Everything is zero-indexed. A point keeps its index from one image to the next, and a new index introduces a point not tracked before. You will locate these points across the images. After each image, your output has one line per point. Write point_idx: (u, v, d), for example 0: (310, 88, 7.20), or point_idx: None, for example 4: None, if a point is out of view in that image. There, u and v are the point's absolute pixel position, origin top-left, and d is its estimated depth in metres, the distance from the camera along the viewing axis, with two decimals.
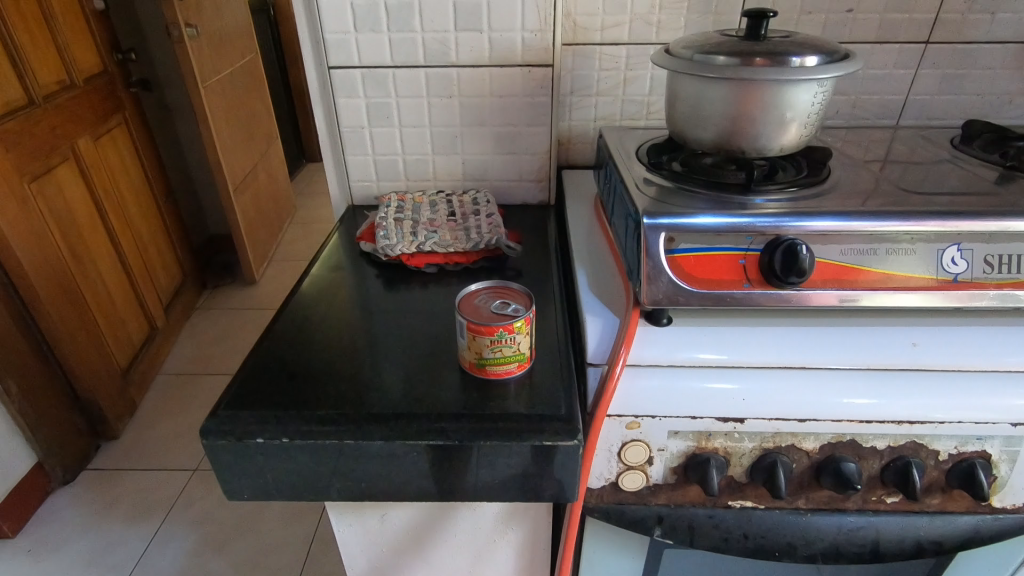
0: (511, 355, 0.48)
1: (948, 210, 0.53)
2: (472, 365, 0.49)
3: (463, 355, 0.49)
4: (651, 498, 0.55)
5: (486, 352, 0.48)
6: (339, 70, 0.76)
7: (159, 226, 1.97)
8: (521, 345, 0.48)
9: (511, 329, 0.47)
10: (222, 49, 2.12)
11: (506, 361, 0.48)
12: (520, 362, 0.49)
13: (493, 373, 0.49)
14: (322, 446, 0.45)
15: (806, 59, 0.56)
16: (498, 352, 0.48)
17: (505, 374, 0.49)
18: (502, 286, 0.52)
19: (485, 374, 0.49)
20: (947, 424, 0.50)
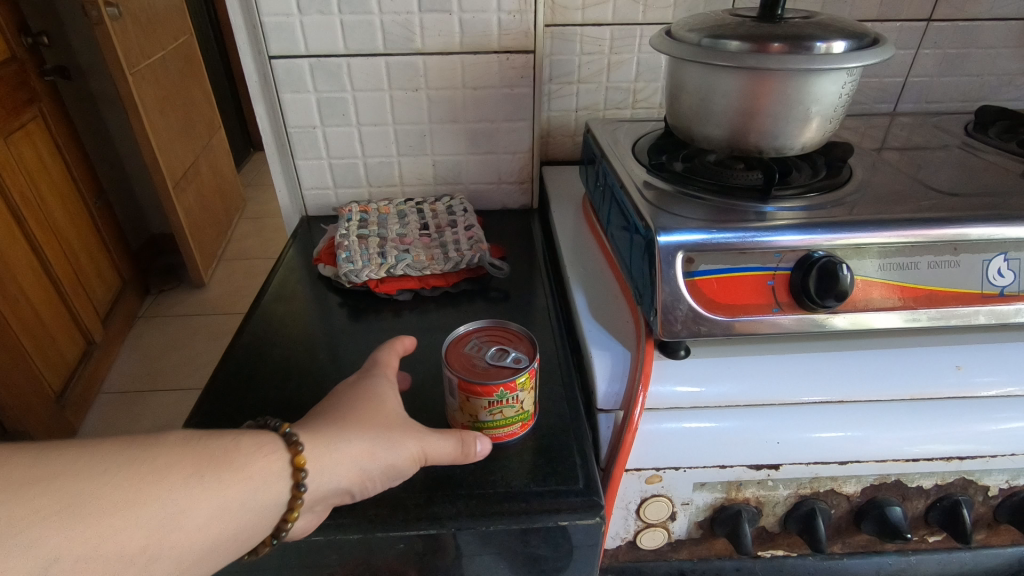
0: (513, 416, 0.41)
1: (994, 215, 0.47)
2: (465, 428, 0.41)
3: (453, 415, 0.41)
4: (672, 553, 0.49)
5: (483, 415, 0.40)
6: (283, 61, 0.64)
7: (90, 230, 1.79)
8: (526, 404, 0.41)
9: (515, 387, 0.39)
10: (151, 30, 1.92)
11: (507, 423, 0.41)
12: (524, 422, 0.42)
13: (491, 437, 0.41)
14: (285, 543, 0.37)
15: (834, 44, 0.48)
16: (498, 414, 0.40)
17: (506, 437, 0.41)
18: (503, 329, 0.43)
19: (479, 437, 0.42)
20: (999, 458, 0.45)
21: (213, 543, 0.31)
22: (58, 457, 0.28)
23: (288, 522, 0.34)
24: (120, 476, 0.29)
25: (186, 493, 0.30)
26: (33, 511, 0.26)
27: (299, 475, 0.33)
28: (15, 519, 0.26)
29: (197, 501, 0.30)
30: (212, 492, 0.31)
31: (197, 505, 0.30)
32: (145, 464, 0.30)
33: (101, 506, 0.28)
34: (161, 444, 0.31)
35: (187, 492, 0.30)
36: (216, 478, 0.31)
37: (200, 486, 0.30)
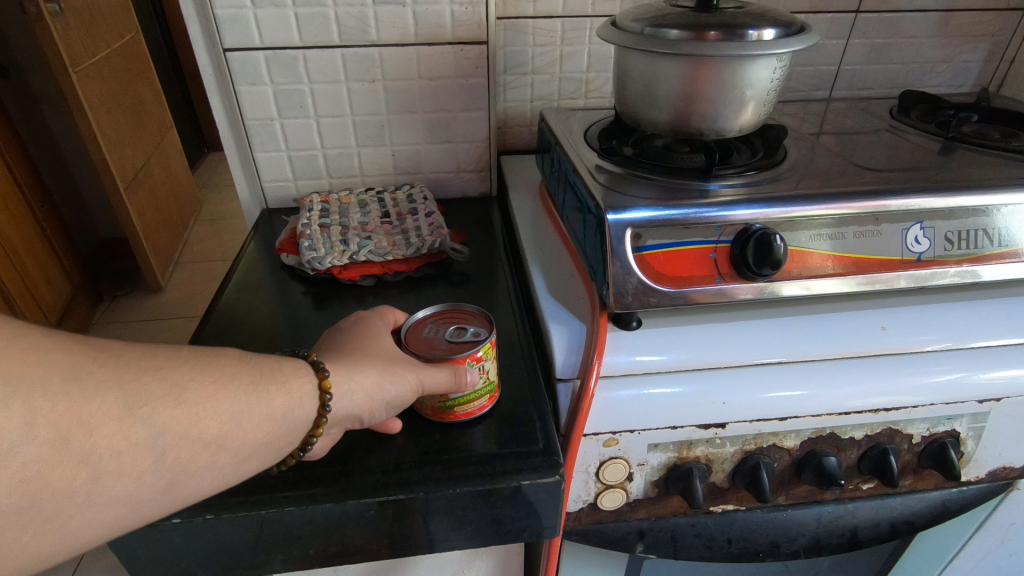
0: (479, 389, 0.43)
1: (910, 189, 0.51)
2: (436, 410, 0.43)
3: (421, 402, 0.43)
4: (631, 513, 0.52)
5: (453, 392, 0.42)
6: (238, 53, 0.65)
7: (36, 234, 1.73)
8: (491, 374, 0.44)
9: (479, 357, 0.42)
10: (95, 27, 1.86)
11: (475, 398, 0.43)
12: (491, 394, 0.44)
13: (462, 414, 0.43)
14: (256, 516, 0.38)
15: (765, 31, 0.52)
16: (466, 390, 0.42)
17: (476, 412, 0.44)
18: (456, 310, 0.47)
19: (450, 418, 0.43)
20: (920, 408, 0.50)
21: (257, 445, 0.34)
22: (153, 355, 0.31)
23: (313, 438, 0.37)
24: (202, 375, 0.32)
25: (254, 393, 0.34)
26: (144, 394, 0.30)
27: (326, 396, 0.37)
28: (133, 397, 0.29)
29: (260, 402, 0.34)
30: (273, 394, 0.35)
31: (257, 407, 0.34)
32: (219, 368, 0.33)
33: (195, 397, 0.31)
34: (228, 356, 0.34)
35: (256, 392, 0.34)
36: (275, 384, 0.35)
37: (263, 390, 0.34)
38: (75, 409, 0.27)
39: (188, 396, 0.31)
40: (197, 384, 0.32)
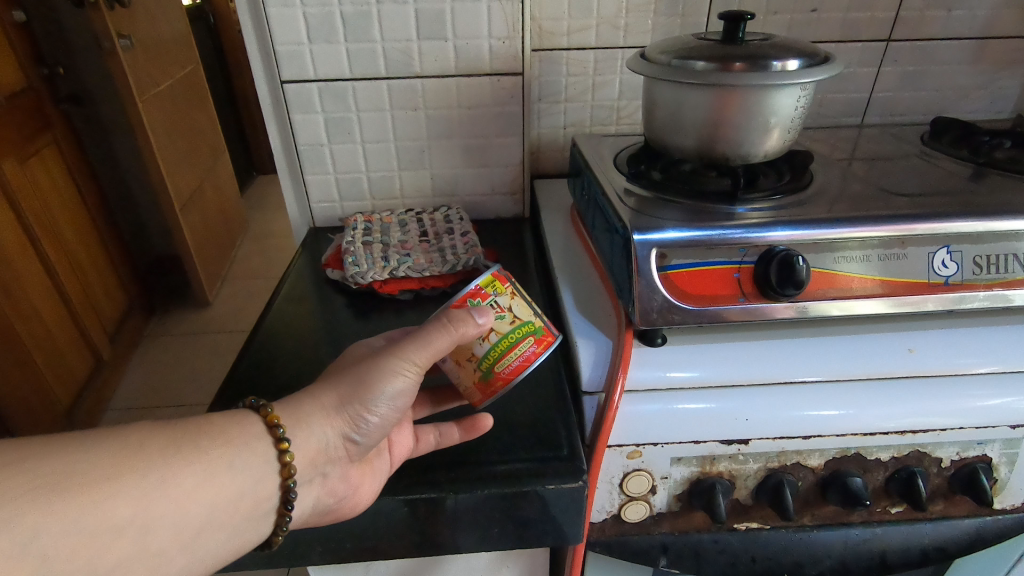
0: (507, 339, 0.44)
1: (936, 213, 0.52)
2: (482, 382, 0.45)
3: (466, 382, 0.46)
4: (655, 527, 0.53)
5: (480, 348, 0.44)
6: (294, 85, 0.70)
7: (99, 251, 1.85)
8: (508, 324, 0.44)
9: (480, 294, 0.45)
10: (160, 60, 2.00)
11: (507, 349, 0.44)
12: (525, 341, 0.45)
13: (508, 372, 0.45)
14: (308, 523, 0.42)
15: (788, 62, 0.54)
16: (490, 343, 0.44)
17: (519, 365, 0.45)
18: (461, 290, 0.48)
19: (495, 389, 0.45)
20: (949, 431, 0.50)
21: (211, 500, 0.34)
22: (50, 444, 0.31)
23: (290, 481, 0.38)
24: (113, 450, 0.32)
25: (189, 454, 0.34)
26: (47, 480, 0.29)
27: (276, 429, 0.37)
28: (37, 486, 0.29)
29: (199, 461, 0.34)
30: (213, 450, 0.35)
31: (198, 464, 0.34)
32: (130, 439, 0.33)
33: (131, 461, 0.32)
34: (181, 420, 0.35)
35: (187, 452, 0.34)
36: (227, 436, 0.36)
37: (200, 451, 0.34)
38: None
39: (123, 463, 0.32)
40: (128, 454, 0.32)
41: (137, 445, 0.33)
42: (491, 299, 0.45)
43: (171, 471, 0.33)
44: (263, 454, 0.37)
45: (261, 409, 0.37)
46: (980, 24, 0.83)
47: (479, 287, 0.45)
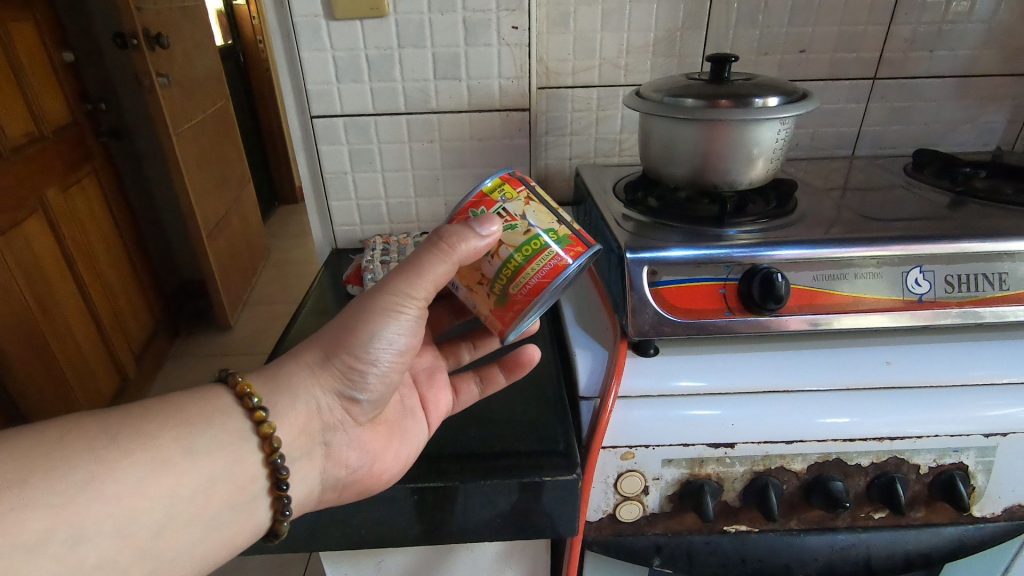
0: (521, 255, 0.45)
1: (909, 236, 0.56)
2: (501, 306, 0.46)
3: (485, 310, 0.47)
4: (649, 527, 0.56)
5: (495, 264, 0.46)
6: (322, 119, 0.77)
7: (129, 275, 1.94)
8: (519, 234, 0.45)
9: (489, 203, 0.47)
10: (193, 96, 2.13)
11: (522, 266, 0.45)
12: (542, 254, 0.45)
13: (525, 291, 0.45)
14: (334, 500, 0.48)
15: (768, 99, 0.60)
16: (505, 261, 0.45)
17: (534, 283, 0.45)
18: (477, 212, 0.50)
19: (512, 314, 0.46)
20: (925, 438, 0.53)
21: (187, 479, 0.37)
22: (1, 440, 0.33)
23: (273, 454, 0.41)
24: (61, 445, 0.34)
25: (128, 445, 0.35)
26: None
27: (248, 397, 0.41)
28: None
29: (140, 451, 0.36)
30: (158, 436, 0.37)
31: (142, 454, 0.36)
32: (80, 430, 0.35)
33: (60, 466, 0.33)
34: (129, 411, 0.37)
35: (126, 444, 0.35)
36: (175, 422, 0.38)
37: (144, 439, 0.36)
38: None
39: (48, 468, 0.33)
40: (54, 456, 0.33)
41: (64, 445, 0.34)
42: (498, 207, 0.46)
43: (106, 466, 0.34)
44: (237, 428, 0.40)
45: (229, 379, 0.41)
46: (962, 63, 0.87)
47: (484, 196, 0.47)
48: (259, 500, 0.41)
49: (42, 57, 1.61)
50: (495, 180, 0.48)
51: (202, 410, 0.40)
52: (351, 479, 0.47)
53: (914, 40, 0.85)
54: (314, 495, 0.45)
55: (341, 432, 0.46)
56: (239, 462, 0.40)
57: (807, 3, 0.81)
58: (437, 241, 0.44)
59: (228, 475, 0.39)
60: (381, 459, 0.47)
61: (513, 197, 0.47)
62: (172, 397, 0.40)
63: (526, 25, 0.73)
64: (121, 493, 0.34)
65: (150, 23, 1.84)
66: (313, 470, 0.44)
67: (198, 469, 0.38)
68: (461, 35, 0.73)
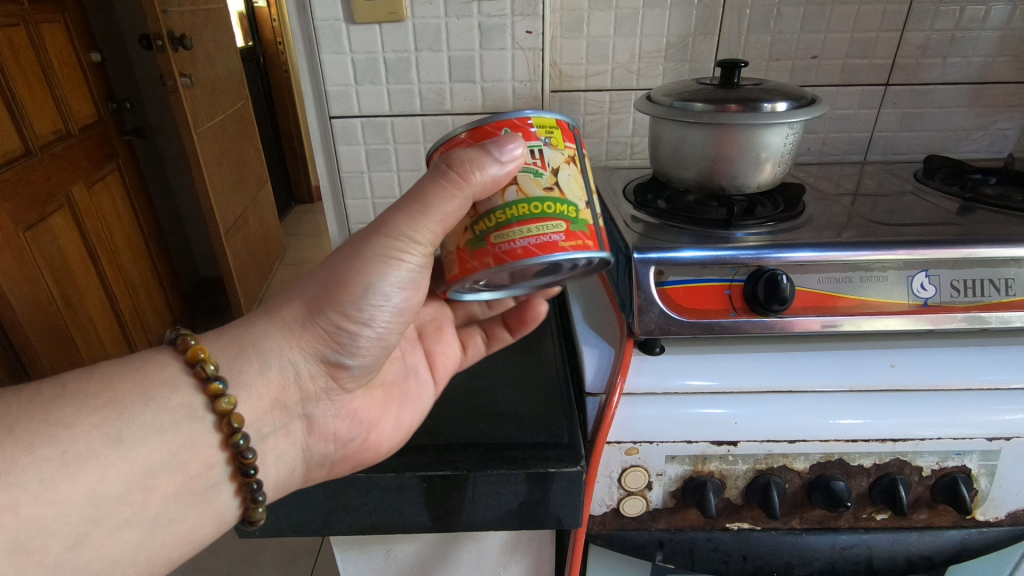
0: (529, 209, 0.42)
1: (917, 240, 0.56)
2: (470, 248, 0.44)
3: (457, 245, 0.45)
4: (651, 523, 0.58)
5: (495, 206, 0.42)
6: (340, 119, 0.80)
7: (149, 270, 1.99)
8: (536, 187, 0.42)
9: (530, 137, 0.43)
10: (214, 96, 2.17)
11: (520, 220, 0.42)
12: (547, 219, 0.42)
13: (504, 248, 0.42)
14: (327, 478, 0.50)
15: (777, 104, 0.60)
16: (506, 204, 0.42)
17: (518, 245, 0.42)
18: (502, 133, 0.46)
19: (475, 264, 0.43)
20: (928, 441, 0.53)
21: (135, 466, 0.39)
22: None
23: (233, 433, 0.42)
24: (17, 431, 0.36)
25: (30, 441, 0.36)
26: None
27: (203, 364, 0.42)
28: None
29: (46, 447, 0.36)
30: (73, 425, 0.37)
31: (50, 450, 0.36)
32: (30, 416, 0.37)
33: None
34: (44, 397, 0.38)
35: (27, 439, 0.36)
36: (97, 406, 0.39)
37: (55, 431, 0.37)
38: None
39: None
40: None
41: None
42: (534, 146, 0.43)
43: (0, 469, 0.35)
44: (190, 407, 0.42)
45: (178, 340, 0.42)
46: (975, 70, 0.87)
47: (527, 125, 0.43)
48: (220, 485, 0.43)
49: (71, 57, 1.66)
50: (547, 121, 0.44)
51: (132, 388, 0.40)
52: (341, 454, 0.50)
53: (927, 47, 0.85)
54: (298, 472, 0.48)
55: (323, 403, 0.49)
56: (187, 446, 0.41)
57: (818, 9, 0.82)
58: (455, 172, 0.42)
59: (173, 464, 0.40)
60: (375, 430, 0.52)
61: (555, 145, 0.44)
62: (95, 371, 0.40)
63: (540, 30, 0.75)
64: (21, 498, 0.35)
65: (175, 26, 1.88)
66: (292, 447, 0.47)
67: (129, 458, 0.38)
68: (476, 39, 0.75)
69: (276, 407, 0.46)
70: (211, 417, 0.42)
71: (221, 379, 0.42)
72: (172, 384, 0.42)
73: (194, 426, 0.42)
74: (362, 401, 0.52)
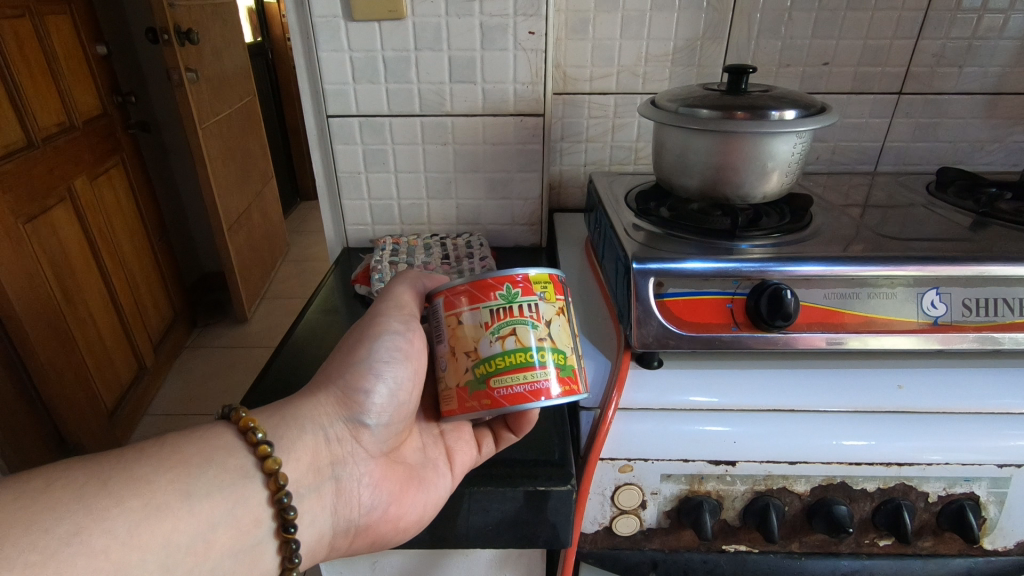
0: (522, 360, 0.42)
1: (932, 257, 0.54)
2: (468, 390, 0.44)
3: (450, 383, 0.45)
4: (645, 542, 0.56)
5: (488, 355, 0.43)
6: (337, 118, 0.78)
7: (151, 265, 1.99)
8: (533, 338, 0.43)
9: (527, 290, 0.43)
10: (220, 92, 2.17)
11: (514, 368, 0.42)
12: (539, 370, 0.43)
13: (502, 394, 0.43)
14: (348, 549, 0.47)
15: (785, 112, 0.58)
16: (501, 353, 0.42)
17: (515, 394, 0.42)
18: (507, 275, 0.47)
19: (474, 404, 0.43)
20: (935, 466, 0.51)
21: (205, 513, 0.36)
22: (39, 475, 0.33)
23: (279, 497, 0.40)
24: (86, 477, 0.33)
25: (120, 492, 0.34)
26: (37, 508, 0.31)
27: (252, 434, 0.40)
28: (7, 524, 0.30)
29: (133, 498, 0.34)
30: (154, 480, 0.35)
31: (136, 501, 0.34)
32: (96, 463, 0.34)
33: (45, 520, 0.31)
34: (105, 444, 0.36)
35: (117, 491, 0.33)
36: (170, 464, 0.36)
37: (137, 485, 0.34)
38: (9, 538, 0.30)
39: (31, 525, 0.30)
40: (33, 511, 0.31)
41: (53, 498, 0.32)
42: (532, 299, 0.43)
43: (95, 517, 0.32)
44: (238, 466, 0.39)
45: (233, 414, 0.41)
46: (992, 80, 0.85)
47: (526, 280, 0.44)
48: (265, 543, 0.40)
49: (77, 50, 1.65)
50: (543, 276, 0.45)
51: (197, 451, 0.38)
52: (364, 521, 0.47)
53: (942, 55, 0.83)
54: (325, 540, 0.45)
55: (351, 465, 0.46)
56: (242, 503, 0.39)
57: (831, 15, 0.80)
58: (396, 277, 0.53)
59: (231, 517, 0.38)
60: (397, 503, 0.48)
61: (549, 299, 0.44)
62: (167, 438, 0.38)
63: (543, 31, 0.73)
64: (112, 544, 0.32)
65: (182, 20, 1.87)
66: (323, 511, 0.44)
67: (196, 513, 0.36)
68: (478, 39, 0.74)
69: (311, 469, 0.43)
70: (261, 477, 0.40)
71: (270, 441, 0.40)
72: (230, 447, 0.40)
73: (248, 486, 0.39)
74: (390, 469, 0.49)
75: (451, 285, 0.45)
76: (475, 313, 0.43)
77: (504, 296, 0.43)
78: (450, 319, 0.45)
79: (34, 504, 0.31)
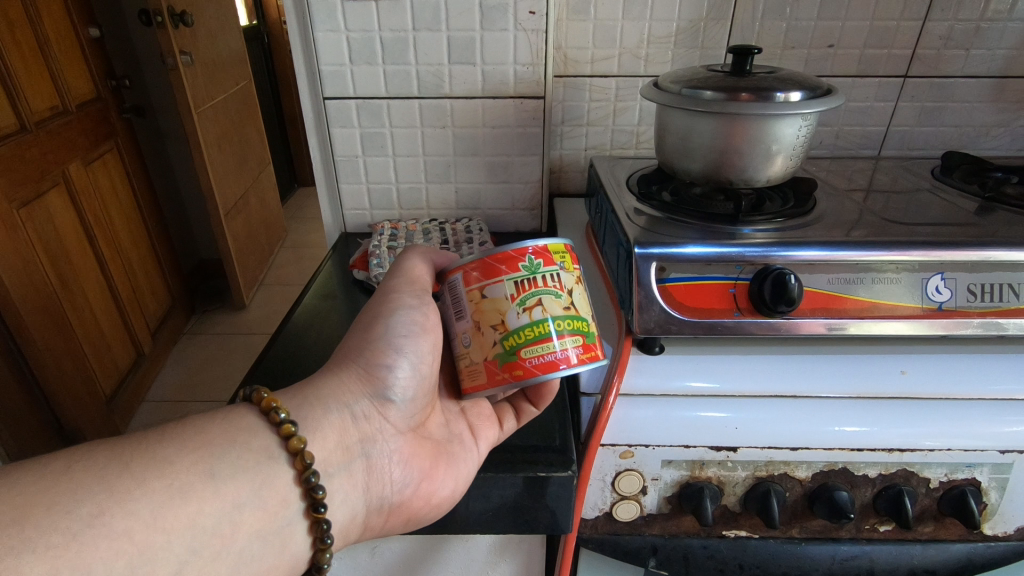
0: (551, 329, 0.42)
1: (940, 241, 0.53)
2: (498, 364, 0.43)
3: (477, 361, 0.44)
4: (646, 527, 0.56)
5: (516, 326, 0.42)
6: (334, 100, 0.77)
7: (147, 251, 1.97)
8: (560, 307, 0.43)
9: (550, 261, 0.43)
10: (215, 76, 2.14)
11: (544, 338, 0.42)
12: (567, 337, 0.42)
13: (535, 363, 0.42)
14: (382, 526, 0.46)
15: (791, 93, 0.57)
16: (530, 323, 0.42)
17: (547, 362, 0.42)
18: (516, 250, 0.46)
19: (505, 375, 0.43)
20: (936, 452, 0.51)
21: (228, 495, 0.35)
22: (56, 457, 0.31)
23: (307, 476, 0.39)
24: (105, 457, 0.32)
25: (142, 474, 0.32)
26: (56, 489, 0.30)
27: (274, 414, 0.39)
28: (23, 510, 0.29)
29: (155, 479, 0.32)
30: (176, 462, 0.34)
31: (158, 482, 0.32)
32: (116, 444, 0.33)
33: (65, 501, 0.30)
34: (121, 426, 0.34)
35: (139, 473, 0.32)
36: (193, 446, 0.35)
37: (159, 466, 0.33)
38: (26, 519, 0.28)
39: (52, 507, 0.29)
40: (54, 493, 0.30)
41: (74, 480, 0.31)
42: (554, 270, 0.43)
43: (117, 499, 0.31)
44: (263, 447, 0.38)
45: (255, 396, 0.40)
46: (999, 63, 0.83)
47: (546, 251, 0.43)
48: (296, 523, 0.39)
49: (69, 31, 1.62)
50: (559, 246, 0.44)
51: (222, 432, 0.37)
52: (398, 500, 0.46)
53: (949, 38, 0.81)
54: (359, 518, 0.44)
55: (383, 442, 0.46)
56: (268, 484, 0.37)
57: None
58: (403, 251, 0.52)
59: (257, 500, 0.37)
60: (431, 481, 0.47)
61: (569, 268, 0.44)
62: (189, 418, 0.37)
63: (544, 10, 0.71)
64: (135, 526, 0.31)
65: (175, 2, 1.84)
66: (354, 490, 0.43)
67: (222, 493, 0.35)
68: (477, 19, 0.72)
69: (339, 447, 0.42)
70: (285, 457, 0.39)
71: (293, 421, 0.39)
72: (253, 428, 0.38)
73: (274, 467, 0.38)
74: (420, 445, 0.48)
75: (467, 260, 0.44)
76: (498, 287, 0.43)
77: (526, 267, 0.42)
78: (471, 295, 0.44)
79: (52, 485, 0.30)
